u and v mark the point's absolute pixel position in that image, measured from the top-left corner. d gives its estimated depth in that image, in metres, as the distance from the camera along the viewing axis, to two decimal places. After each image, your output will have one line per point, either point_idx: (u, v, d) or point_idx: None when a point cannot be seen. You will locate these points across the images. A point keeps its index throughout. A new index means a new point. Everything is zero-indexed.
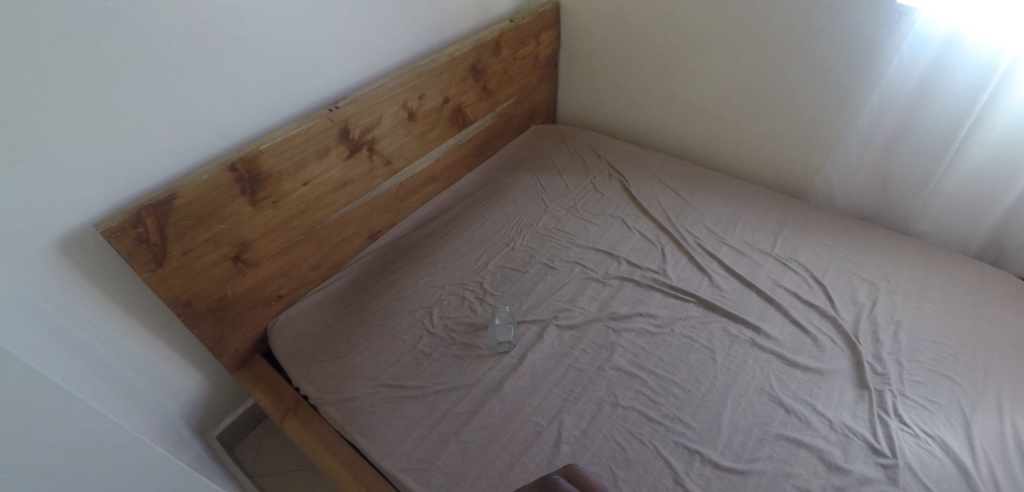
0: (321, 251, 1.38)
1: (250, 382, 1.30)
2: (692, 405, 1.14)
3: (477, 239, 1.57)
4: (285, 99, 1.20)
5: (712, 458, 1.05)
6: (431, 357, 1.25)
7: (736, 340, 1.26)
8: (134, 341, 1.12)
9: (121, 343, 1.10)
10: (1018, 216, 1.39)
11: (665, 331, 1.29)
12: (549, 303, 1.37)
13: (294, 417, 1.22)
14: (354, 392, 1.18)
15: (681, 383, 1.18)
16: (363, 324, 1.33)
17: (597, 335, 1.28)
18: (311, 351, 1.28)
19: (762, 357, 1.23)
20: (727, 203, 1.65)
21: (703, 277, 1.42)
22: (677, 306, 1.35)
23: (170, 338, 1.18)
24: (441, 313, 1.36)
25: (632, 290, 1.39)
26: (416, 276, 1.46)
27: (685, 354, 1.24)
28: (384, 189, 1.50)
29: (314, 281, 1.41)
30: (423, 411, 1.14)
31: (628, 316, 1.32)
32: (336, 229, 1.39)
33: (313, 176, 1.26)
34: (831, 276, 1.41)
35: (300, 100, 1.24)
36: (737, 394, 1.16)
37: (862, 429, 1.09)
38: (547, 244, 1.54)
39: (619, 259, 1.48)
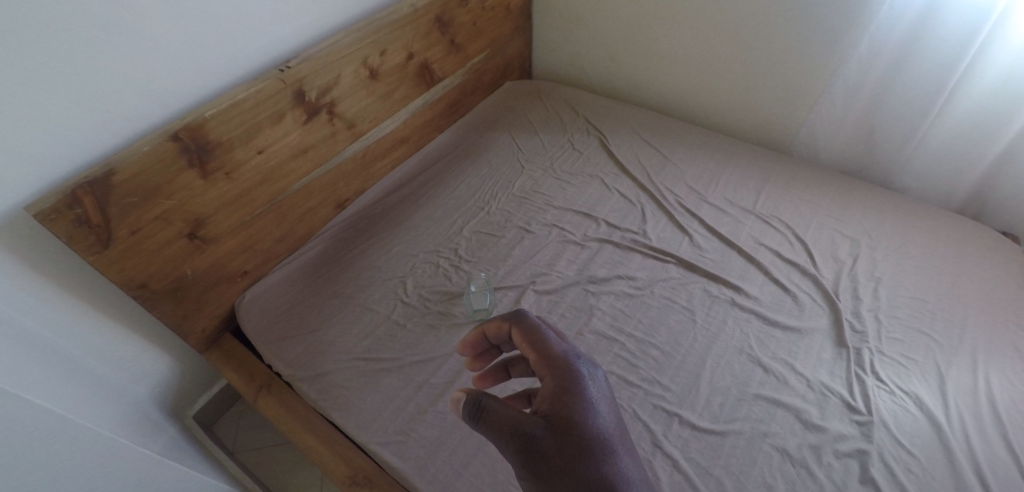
0: (285, 222, 1.32)
1: (220, 361, 1.28)
2: (671, 368, 1.13)
3: (452, 203, 1.51)
4: (230, 59, 1.11)
5: (691, 420, 1.05)
6: (406, 327, 1.22)
7: (716, 300, 1.25)
8: (89, 325, 1.07)
9: (74, 328, 1.05)
10: (1003, 170, 1.37)
11: (644, 294, 1.26)
12: (526, 267, 1.33)
13: (268, 394, 1.19)
14: (327, 367, 1.15)
15: (660, 346, 1.17)
16: (334, 297, 1.29)
17: (575, 299, 1.26)
18: (281, 327, 1.24)
19: (742, 318, 1.22)
20: (708, 160, 1.61)
21: (684, 237, 1.39)
22: (657, 268, 1.32)
23: (128, 320, 1.14)
24: (415, 282, 1.31)
25: (612, 252, 1.35)
26: (388, 244, 1.41)
27: (665, 316, 1.22)
28: (350, 154, 1.42)
29: (282, 254, 1.36)
30: (399, 384, 1.12)
31: (606, 279, 1.29)
32: (299, 198, 1.33)
33: (268, 143, 1.18)
34: (815, 232, 1.40)
35: (248, 60, 1.15)
36: (716, 355, 1.15)
37: (839, 387, 1.10)
38: (524, 207, 1.49)
39: (598, 220, 1.43)
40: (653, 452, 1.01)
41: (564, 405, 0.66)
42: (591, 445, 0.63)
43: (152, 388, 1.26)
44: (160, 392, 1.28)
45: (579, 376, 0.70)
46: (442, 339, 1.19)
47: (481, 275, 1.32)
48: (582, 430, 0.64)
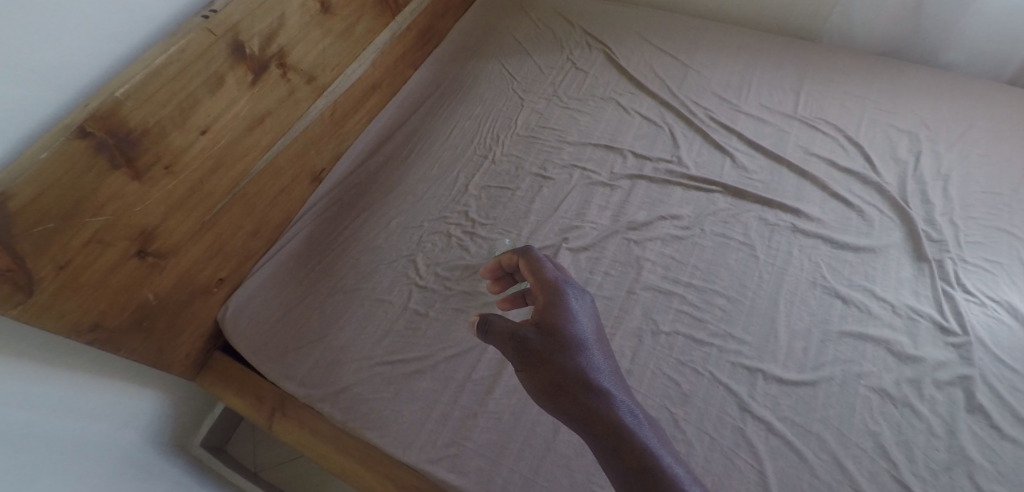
0: (256, 213, 1.08)
1: (217, 385, 1.08)
2: (742, 316, 0.99)
3: (448, 157, 1.29)
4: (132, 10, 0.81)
5: (776, 374, 0.92)
6: (430, 316, 1.04)
7: (776, 229, 1.09)
8: (47, 384, 0.85)
9: (34, 393, 0.83)
10: None
11: (695, 233, 1.09)
12: (553, 222, 1.13)
13: (284, 418, 1.01)
14: (349, 380, 0.97)
15: (724, 292, 1.01)
16: (336, 293, 1.09)
17: (617, 251, 1.08)
18: (281, 338, 1.04)
19: (807, 245, 1.07)
20: (735, 61, 1.41)
21: (724, 157, 1.20)
22: (702, 201, 1.14)
23: (87, 364, 0.92)
24: (426, 259, 1.11)
25: (647, 188, 1.16)
26: (385, 218, 1.19)
27: (723, 256, 1.06)
28: (315, 115, 1.16)
29: (260, 250, 1.13)
30: (437, 386, 0.95)
31: (648, 222, 1.11)
32: (266, 180, 1.07)
33: (212, 118, 0.92)
34: (867, 131, 1.23)
35: (156, 7, 0.85)
36: (789, 293, 1.01)
37: (928, 308, 0.99)
38: (532, 149, 1.27)
39: (623, 153, 1.23)
40: (742, 418, 0.89)
41: (553, 309, 0.71)
42: (574, 340, 0.68)
43: (137, 426, 1.07)
44: (149, 428, 1.10)
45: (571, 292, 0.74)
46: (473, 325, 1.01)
47: (503, 241, 1.11)
48: (567, 328, 0.69)
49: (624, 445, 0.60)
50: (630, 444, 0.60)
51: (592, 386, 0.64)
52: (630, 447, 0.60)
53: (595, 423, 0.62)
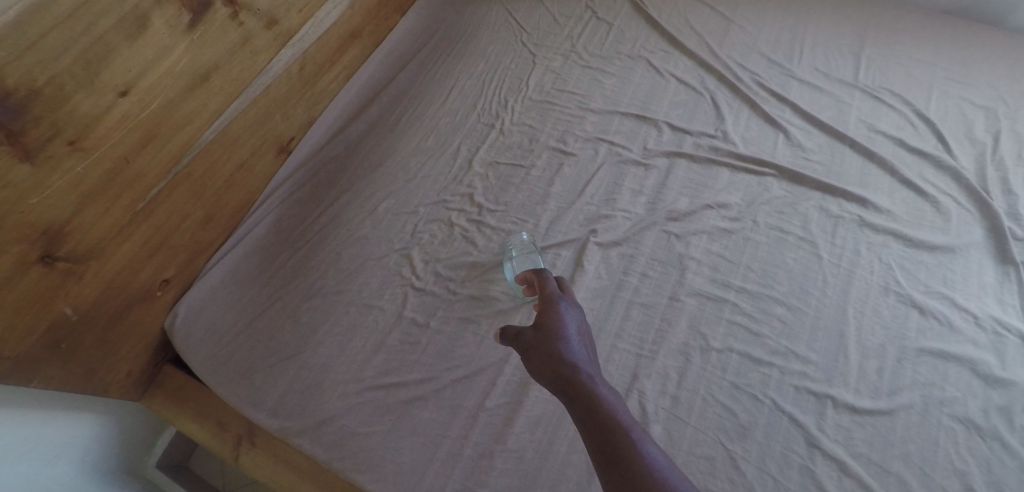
0: (205, 196, 0.86)
1: (170, 406, 0.89)
2: (805, 329, 0.83)
3: (447, 124, 1.10)
4: None
5: (849, 401, 0.78)
6: (430, 328, 0.85)
7: (840, 222, 0.92)
8: None
9: None
10: None
11: (746, 226, 0.92)
12: (577, 210, 0.95)
13: (253, 449, 0.83)
14: (332, 408, 0.79)
15: (784, 300, 0.85)
16: (312, 296, 0.89)
17: (656, 246, 0.90)
18: (245, 353, 0.85)
19: (875, 241, 0.91)
20: (783, 17, 1.21)
21: (777, 132, 1.02)
22: (753, 186, 0.96)
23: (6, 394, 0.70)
24: (424, 254, 0.92)
25: (689, 169, 0.98)
26: (372, 201, 0.99)
27: (780, 255, 0.89)
28: (280, 69, 0.91)
29: (215, 241, 0.92)
30: (441, 418, 0.78)
31: (692, 212, 0.93)
32: (216, 154, 0.84)
33: (134, 73, 0.67)
34: (937, 105, 1.05)
35: None
36: (858, 301, 0.85)
37: (1016, 321, 0.82)
38: (548, 119, 1.08)
39: (658, 125, 1.04)
40: (811, 456, 0.74)
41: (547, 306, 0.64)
42: (568, 335, 0.60)
43: (66, 460, 0.85)
44: (80, 460, 0.88)
45: (571, 300, 0.67)
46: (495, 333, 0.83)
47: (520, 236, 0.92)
48: (562, 325, 0.61)
49: (609, 433, 0.49)
50: (616, 433, 0.49)
51: (579, 372, 0.54)
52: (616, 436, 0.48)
53: (577, 410, 0.52)
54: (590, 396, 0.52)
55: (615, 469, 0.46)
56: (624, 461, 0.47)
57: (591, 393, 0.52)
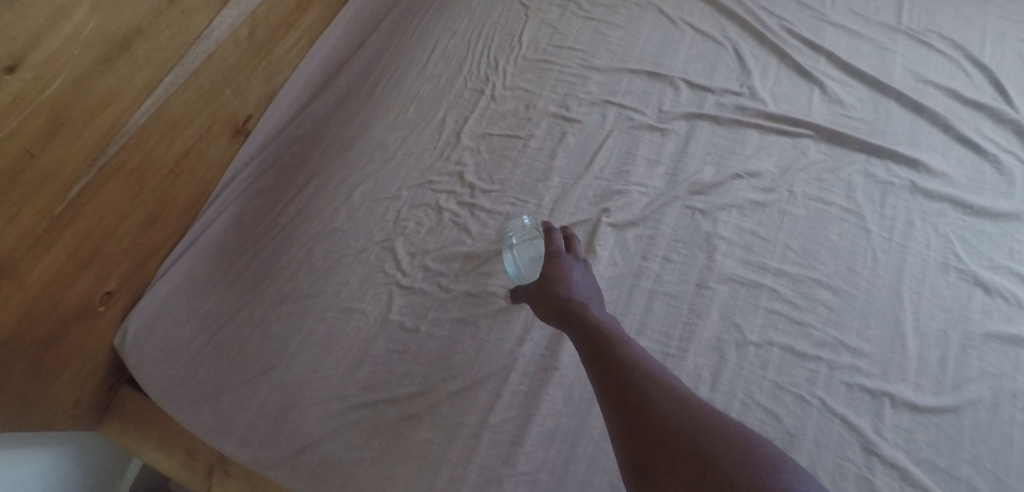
0: (146, 190, 0.73)
1: (134, 432, 0.79)
2: (855, 316, 0.72)
3: (429, 91, 0.96)
4: None
5: (910, 398, 0.67)
6: (421, 333, 0.74)
7: (888, 189, 0.80)
8: None
9: None
10: None
11: (781, 197, 0.79)
12: (585, 186, 0.82)
13: (226, 479, 0.74)
14: (310, 433, 0.68)
15: (829, 282, 0.74)
16: (283, 301, 0.77)
17: (678, 225, 0.78)
18: (208, 371, 0.74)
19: (929, 210, 0.79)
20: None
21: (810, 87, 0.89)
22: (787, 149, 0.83)
23: None
24: (411, 247, 0.80)
25: (712, 133, 0.85)
26: (347, 186, 0.87)
27: (822, 230, 0.77)
28: (225, 33, 0.77)
29: (166, 242, 0.79)
30: (438, 438, 0.67)
31: (718, 183, 0.80)
32: (153, 140, 0.71)
33: (31, 38, 0.52)
34: (992, 48, 0.92)
35: None
36: (913, 281, 0.74)
37: None
38: (546, 81, 0.94)
39: (674, 82, 0.90)
40: (869, 463, 0.63)
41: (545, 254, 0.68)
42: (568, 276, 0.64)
43: None
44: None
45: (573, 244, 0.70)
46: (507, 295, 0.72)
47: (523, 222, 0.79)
48: (562, 267, 0.65)
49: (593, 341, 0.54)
50: (607, 346, 0.53)
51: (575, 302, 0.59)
52: (598, 342, 0.54)
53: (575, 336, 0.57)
54: (585, 321, 0.57)
55: (597, 366, 0.52)
56: (604, 358, 0.52)
57: (586, 320, 0.57)
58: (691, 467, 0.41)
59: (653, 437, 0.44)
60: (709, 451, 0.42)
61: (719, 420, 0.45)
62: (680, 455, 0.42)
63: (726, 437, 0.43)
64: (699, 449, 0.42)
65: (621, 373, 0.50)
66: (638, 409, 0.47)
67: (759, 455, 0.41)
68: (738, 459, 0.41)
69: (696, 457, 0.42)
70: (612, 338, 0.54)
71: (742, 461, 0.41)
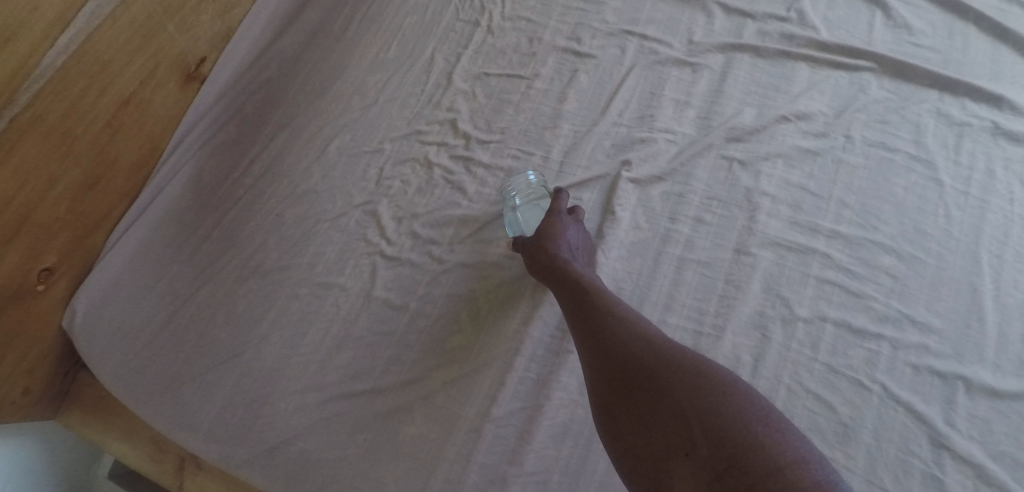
0: (76, 148, 0.60)
1: (99, 423, 0.71)
2: (923, 284, 0.60)
3: (415, 25, 0.82)
4: None
5: (987, 382, 0.56)
6: (411, 311, 0.63)
7: (965, 131, 0.67)
8: None
9: None
10: None
11: (836, 143, 0.66)
12: (600, 135, 0.69)
13: (200, 473, 0.66)
14: (284, 429, 0.59)
15: (893, 246, 0.62)
16: (248, 275, 0.67)
17: (712, 178, 0.65)
18: (167, 357, 0.64)
19: (1015, 157, 0.65)
20: None
21: (872, 9, 0.74)
22: (843, 85, 0.69)
23: None
24: (398, 210, 0.69)
25: (753, 67, 0.71)
26: (320, 139, 0.75)
27: (885, 182, 0.65)
28: None
29: (110, 211, 0.67)
30: (432, 433, 0.57)
31: (760, 128, 0.67)
32: (77, 87, 0.57)
33: None
34: None
35: None
36: (995, 242, 0.62)
37: None
38: (553, 9, 0.79)
39: (707, 7, 0.75)
40: (940, 460, 0.53)
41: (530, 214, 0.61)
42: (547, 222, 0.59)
43: None
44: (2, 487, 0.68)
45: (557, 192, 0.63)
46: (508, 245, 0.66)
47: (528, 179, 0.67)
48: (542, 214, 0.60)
49: (564, 290, 0.52)
50: (582, 296, 0.50)
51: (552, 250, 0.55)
52: (570, 292, 0.51)
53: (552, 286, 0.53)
54: (560, 268, 0.53)
55: (572, 317, 0.50)
56: (573, 306, 0.50)
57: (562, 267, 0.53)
58: (652, 407, 0.41)
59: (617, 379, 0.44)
60: (666, 388, 0.41)
61: (684, 354, 0.43)
62: (639, 394, 0.42)
63: (681, 367, 0.41)
64: (656, 386, 0.41)
65: (589, 318, 0.48)
66: (608, 356, 0.45)
67: (710, 382, 0.40)
68: (692, 389, 0.40)
69: (656, 397, 0.41)
70: (581, 285, 0.51)
71: (695, 390, 0.39)
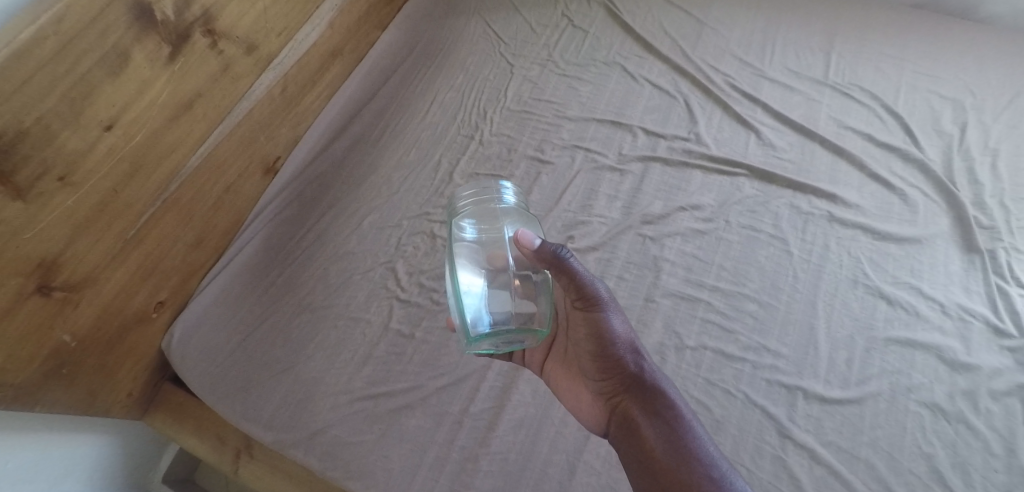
0: (195, 219, 0.90)
1: (170, 424, 0.94)
2: (777, 324, 0.86)
3: (427, 136, 1.14)
4: None
5: (819, 392, 0.80)
6: (416, 338, 0.89)
7: (810, 218, 0.95)
8: None
9: None
10: None
11: (718, 226, 0.95)
12: (555, 217, 0.98)
13: (252, 461, 0.88)
14: (323, 420, 0.83)
15: (756, 297, 0.88)
16: (302, 310, 0.93)
17: (632, 249, 0.93)
18: (239, 369, 0.89)
19: (844, 236, 0.94)
20: (756, 16, 1.25)
21: (748, 132, 1.06)
22: (725, 186, 0.99)
23: (18, 425, 0.76)
24: (409, 267, 0.96)
25: (663, 173, 1.01)
26: (356, 216, 1.04)
27: (752, 253, 0.92)
28: (262, 92, 0.97)
29: (206, 262, 0.96)
30: (429, 424, 0.81)
31: (665, 214, 0.96)
32: (202, 179, 0.89)
33: (119, 108, 0.71)
34: (906, 98, 1.09)
35: None
36: (827, 295, 0.89)
37: (981, 308, 0.87)
38: (526, 128, 1.11)
39: (633, 130, 1.07)
40: (783, 446, 0.76)
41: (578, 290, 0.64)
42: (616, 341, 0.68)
43: (75, 477, 0.90)
44: (97, 473, 0.96)
45: (612, 309, 0.67)
46: (523, 233, 0.59)
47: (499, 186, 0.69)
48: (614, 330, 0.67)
49: (628, 411, 0.66)
50: (643, 429, 0.63)
51: (625, 380, 0.67)
52: (634, 420, 0.65)
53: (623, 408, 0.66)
54: (631, 400, 0.66)
55: (632, 441, 0.64)
56: (623, 408, 0.66)
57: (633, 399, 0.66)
58: None
59: (646, 475, 0.60)
60: None
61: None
62: None
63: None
64: None
65: (638, 421, 0.64)
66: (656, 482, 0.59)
67: None
68: None
69: None
70: (643, 419, 0.64)
71: None
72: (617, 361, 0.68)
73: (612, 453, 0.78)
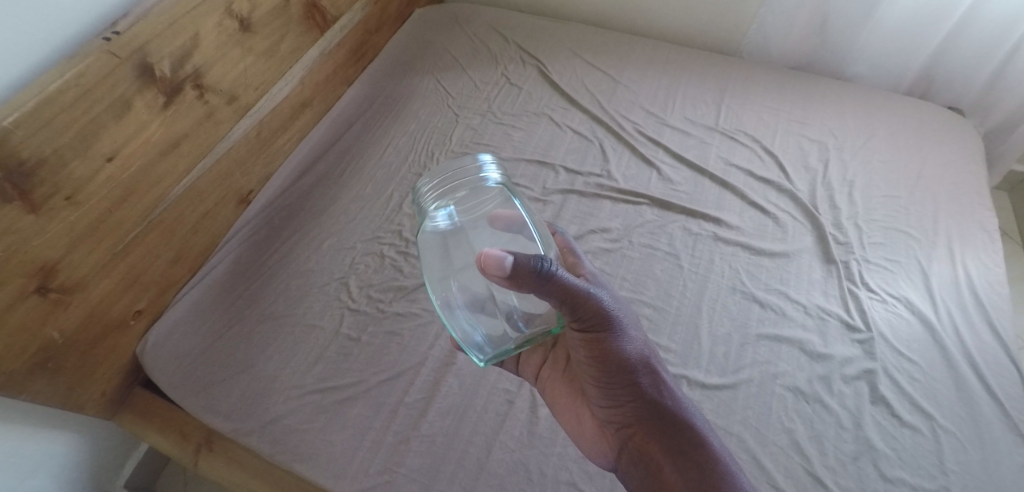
0: (175, 239, 1.05)
1: (137, 424, 1.04)
2: (667, 324, 1.03)
3: (382, 174, 1.32)
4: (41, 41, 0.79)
5: (700, 379, 0.96)
6: (362, 341, 1.03)
7: (698, 238, 1.14)
8: None
9: None
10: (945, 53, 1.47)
11: (622, 245, 1.13)
12: None
13: (211, 454, 0.98)
14: (276, 411, 0.95)
15: (651, 302, 1.05)
16: (264, 320, 1.07)
17: None
18: (205, 371, 1.01)
19: (726, 252, 1.12)
20: (662, 76, 1.49)
21: (651, 170, 1.26)
22: (629, 213, 1.18)
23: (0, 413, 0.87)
24: (359, 282, 1.12)
25: (578, 203, 1.20)
26: (317, 241, 1.20)
27: (649, 267, 1.10)
28: (239, 135, 1.15)
29: (181, 279, 1.10)
30: (369, 412, 0.94)
31: (578, 236, 1.14)
32: (182, 206, 1.05)
33: (119, 144, 0.88)
34: (781, 140, 1.32)
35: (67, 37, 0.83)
36: (710, 300, 1.06)
37: (836, 308, 1.04)
38: None
39: (556, 168, 1.27)
40: None
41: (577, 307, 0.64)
42: (625, 363, 0.71)
43: (42, 472, 1.00)
44: (63, 472, 1.05)
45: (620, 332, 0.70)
46: (488, 255, 0.55)
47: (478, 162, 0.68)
48: (622, 353, 0.71)
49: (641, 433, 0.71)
50: (658, 451, 0.69)
51: (636, 403, 0.72)
52: (648, 442, 0.70)
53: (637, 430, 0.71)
54: (644, 422, 0.71)
55: (648, 462, 0.70)
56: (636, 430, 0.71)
57: (646, 420, 0.71)
58: None
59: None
60: None
61: None
62: None
63: None
64: None
65: (652, 444, 0.70)
66: None
67: None
68: None
69: None
70: (659, 441, 0.70)
71: None
72: (625, 382, 0.72)
73: (524, 432, 0.91)
